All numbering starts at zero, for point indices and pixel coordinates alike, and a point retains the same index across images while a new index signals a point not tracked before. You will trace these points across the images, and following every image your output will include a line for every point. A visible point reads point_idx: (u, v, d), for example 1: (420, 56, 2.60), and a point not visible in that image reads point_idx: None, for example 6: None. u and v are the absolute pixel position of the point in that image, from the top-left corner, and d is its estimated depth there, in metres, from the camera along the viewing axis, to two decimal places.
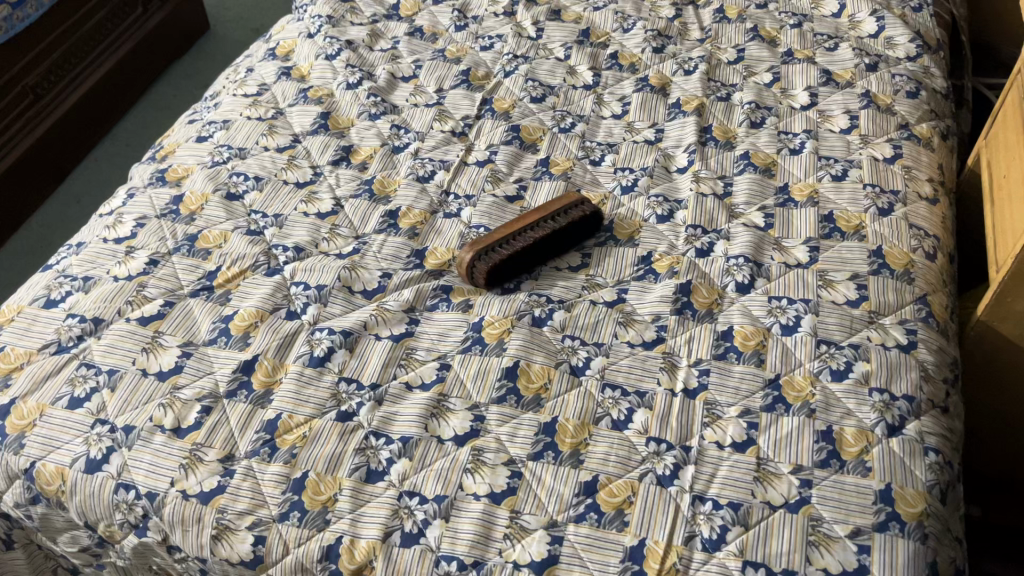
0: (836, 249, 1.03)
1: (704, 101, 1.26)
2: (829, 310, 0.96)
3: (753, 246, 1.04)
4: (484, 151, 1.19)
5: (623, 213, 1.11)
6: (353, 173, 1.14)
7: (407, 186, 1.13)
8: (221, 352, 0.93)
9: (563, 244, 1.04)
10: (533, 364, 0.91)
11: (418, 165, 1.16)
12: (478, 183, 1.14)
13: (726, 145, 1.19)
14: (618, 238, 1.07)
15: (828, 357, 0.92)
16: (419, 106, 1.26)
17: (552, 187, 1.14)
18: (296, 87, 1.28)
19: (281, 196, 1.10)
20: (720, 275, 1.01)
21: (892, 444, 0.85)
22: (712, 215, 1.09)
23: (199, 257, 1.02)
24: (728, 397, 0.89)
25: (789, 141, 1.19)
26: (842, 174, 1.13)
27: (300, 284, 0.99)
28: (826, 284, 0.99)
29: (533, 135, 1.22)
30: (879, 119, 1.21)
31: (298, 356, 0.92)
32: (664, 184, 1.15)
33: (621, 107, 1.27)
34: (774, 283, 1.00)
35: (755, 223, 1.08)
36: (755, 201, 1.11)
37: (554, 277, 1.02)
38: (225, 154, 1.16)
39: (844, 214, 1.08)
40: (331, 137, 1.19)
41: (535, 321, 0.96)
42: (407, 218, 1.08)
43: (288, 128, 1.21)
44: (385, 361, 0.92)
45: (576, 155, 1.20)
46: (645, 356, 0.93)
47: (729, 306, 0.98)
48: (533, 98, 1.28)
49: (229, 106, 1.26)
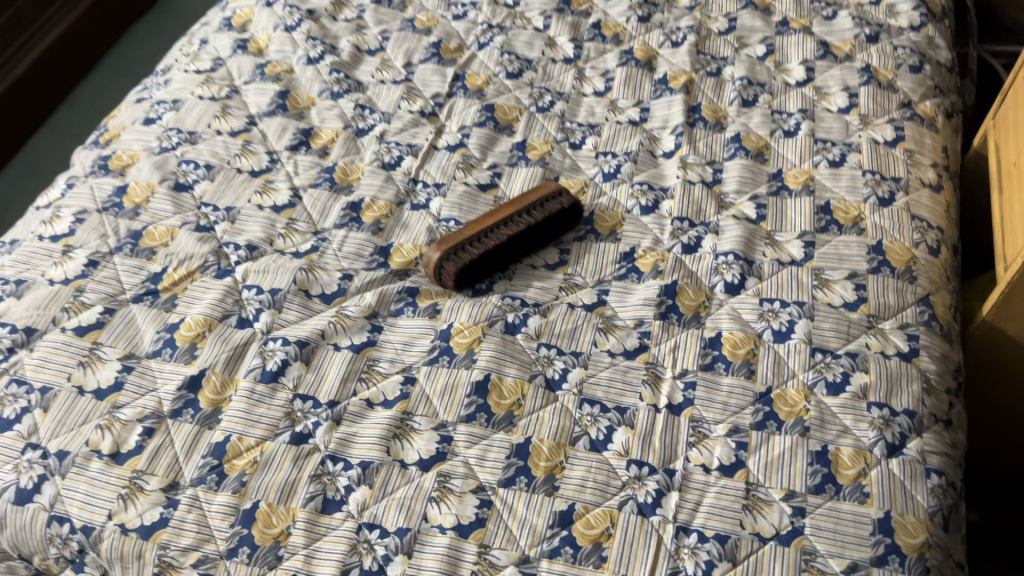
0: (833, 244, 0.96)
1: (693, 77, 1.17)
2: (825, 314, 0.89)
3: (744, 241, 0.96)
4: (456, 134, 1.10)
5: (605, 204, 1.03)
6: (313, 160, 1.06)
7: (371, 173, 1.04)
8: (165, 366, 0.85)
9: (539, 240, 0.97)
10: (505, 377, 0.84)
11: (384, 151, 1.07)
12: (448, 170, 1.05)
13: (716, 126, 1.11)
14: (599, 232, 0.99)
15: (824, 367, 0.85)
16: (385, 82, 1.17)
17: (529, 174, 1.06)
18: (252, 61, 1.18)
19: (234, 186, 1.01)
20: (708, 274, 0.94)
21: (891, 466, 0.79)
22: (700, 206, 1.01)
23: (142, 257, 0.94)
24: (715, 414, 0.82)
25: (782, 122, 1.11)
26: (840, 160, 1.05)
27: (252, 288, 0.91)
28: (821, 284, 0.92)
29: (508, 116, 1.13)
30: (880, 96, 1.12)
31: (249, 370, 0.85)
32: (649, 170, 1.06)
33: (604, 83, 1.18)
34: (766, 283, 0.93)
35: (746, 215, 1.00)
36: (746, 189, 1.03)
37: (530, 276, 0.95)
38: (174, 139, 1.07)
39: (842, 204, 1.00)
40: (290, 118, 1.10)
41: (508, 328, 0.89)
42: (371, 210, 1.00)
43: (243, 109, 1.12)
44: (345, 375, 0.85)
45: (554, 138, 1.11)
46: (626, 367, 0.86)
47: (718, 309, 0.91)
48: (509, 73, 1.18)
49: (179, 83, 1.16)
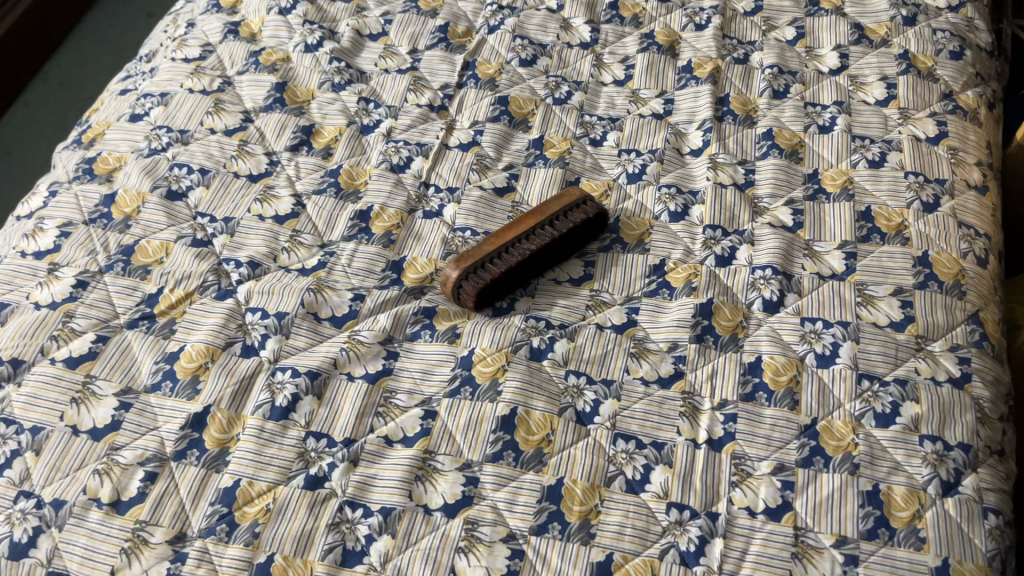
0: (875, 256, 0.90)
1: (719, 64, 1.10)
2: (872, 335, 0.84)
3: (782, 253, 0.90)
4: (468, 130, 1.03)
5: (630, 209, 0.96)
6: (316, 162, 0.98)
7: (379, 177, 0.97)
8: (166, 401, 0.78)
9: (563, 252, 0.90)
10: (533, 411, 0.79)
11: (392, 151, 1.00)
12: (462, 173, 0.98)
13: (746, 121, 1.04)
14: (625, 241, 0.93)
15: (871, 397, 0.80)
16: (389, 71, 1.09)
17: (548, 176, 0.99)
18: (245, 48, 1.10)
19: (231, 194, 0.94)
20: (745, 290, 0.88)
21: (948, 507, 0.74)
22: (733, 212, 0.95)
23: (136, 277, 0.87)
24: (759, 450, 0.77)
25: (816, 116, 1.04)
26: (880, 159, 0.98)
27: (256, 311, 0.84)
28: (866, 301, 0.86)
29: (523, 109, 1.06)
30: (920, 87, 1.06)
31: (257, 406, 0.78)
32: (676, 170, 1.00)
33: (624, 71, 1.10)
34: (806, 300, 0.87)
35: (782, 222, 0.94)
36: (781, 193, 0.96)
37: (554, 293, 0.88)
38: (164, 139, 0.99)
39: (883, 210, 0.94)
40: (289, 114, 1.02)
41: (534, 353, 0.83)
42: (381, 219, 0.93)
43: (237, 103, 1.04)
44: (360, 410, 0.79)
45: (574, 133, 1.04)
46: (662, 398, 0.80)
47: (756, 330, 0.85)
48: (522, 60, 1.10)
49: (166, 73, 1.07)
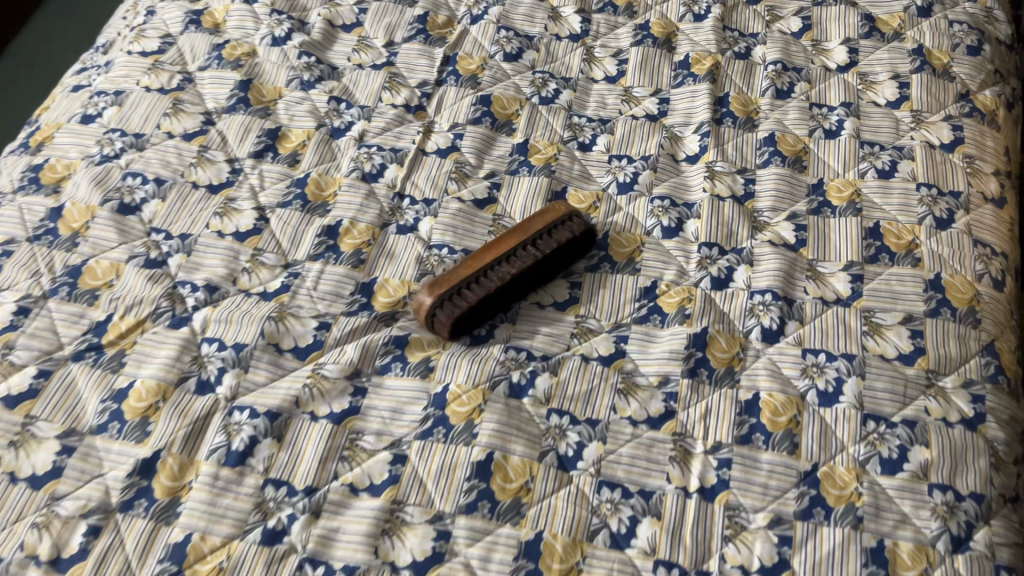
0: (884, 279, 0.83)
1: (719, 60, 1.02)
2: (879, 369, 0.77)
3: (783, 275, 0.83)
4: (447, 133, 0.95)
5: (620, 222, 0.89)
6: (281, 170, 0.91)
7: (350, 187, 0.89)
8: (113, 445, 0.72)
9: (547, 274, 0.83)
10: (510, 456, 0.73)
11: (365, 157, 0.92)
12: (439, 183, 0.91)
13: (747, 124, 0.96)
14: (614, 261, 0.86)
15: (877, 440, 0.74)
16: (363, 66, 1.01)
17: (533, 186, 0.92)
18: (207, 41, 1.02)
19: (189, 207, 0.87)
20: (742, 316, 0.82)
21: (958, 565, 0.68)
22: (731, 227, 0.88)
23: (82, 302, 0.80)
24: (754, 500, 0.71)
25: (822, 118, 0.96)
26: (890, 169, 0.91)
27: (213, 342, 0.78)
28: (873, 331, 0.80)
29: (507, 110, 0.98)
30: (935, 87, 0.98)
31: (211, 450, 0.72)
32: (671, 179, 0.92)
33: (616, 66, 1.02)
34: (809, 329, 0.81)
35: (783, 239, 0.87)
36: (783, 206, 0.89)
37: (537, 319, 0.82)
38: (117, 144, 0.92)
39: (893, 226, 0.87)
40: (253, 116, 0.95)
41: (513, 390, 0.76)
42: (351, 236, 0.86)
43: (197, 103, 0.96)
44: (324, 454, 0.73)
45: (561, 137, 0.96)
46: (651, 440, 0.74)
47: (754, 363, 0.79)
48: (506, 55, 1.03)
49: (121, 69, 0.99)
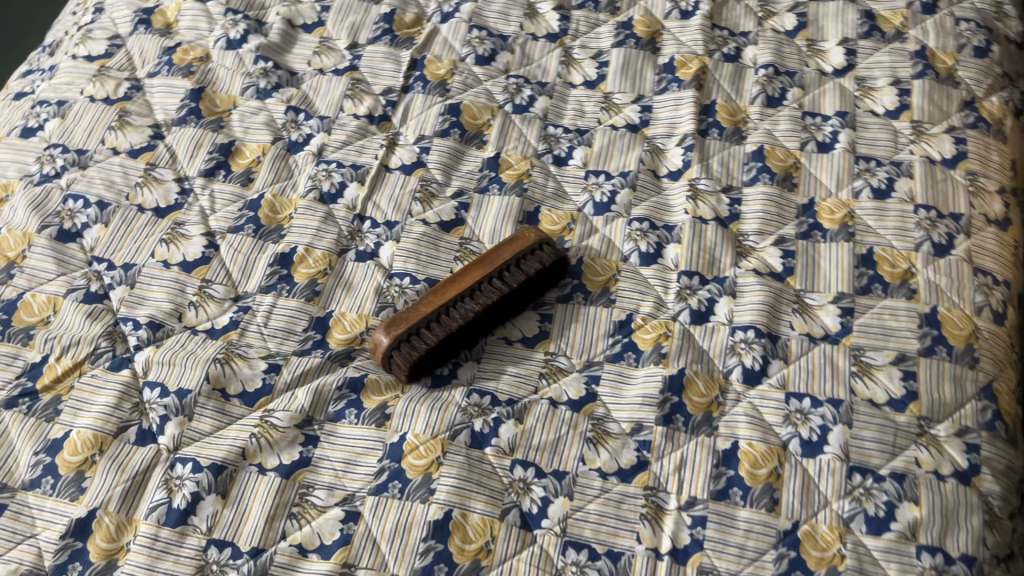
0: (876, 313, 0.78)
1: (706, 63, 0.95)
2: (867, 417, 0.72)
3: (766, 309, 0.78)
4: (413, 147, 0.89)
5: (596, 246, 0.83)
6: (234, 190, 0.85)
7: (306, 210, 0.84)
8: (46, 502, 0.68)
9: (515, 306, 0.78)
10: (470, 514, 0.68)
11: (323, 176, 0.86)
12: (403, 203, 0.85)
13: (734, 135, 0.90)
14: (588, 290, 0.80)
15: (863, 495, 0.69)
16: (325, 71, 0.94)
17: (504, 206, 0.85)
18: (158, 44, 0.95)
19: (133, 233, 0.81)
20: (722, 355, 0.76)
21: None
22: (714, 254, 0.82)
23: (17, 343, 0.75)
24: (729, 563, 0.66)
25: (815, 129, 0.90)
26: (887, 187, 0.85)
27: (155, 387, 0.73)
28: (862, 372, 0.75)
29: (478, 120, 0.91)
30: (937, 94, 0.91)
31: (150, 508, 0.68)
32: (651, 198, 0.86)
33: (596, 70, 0.96)
34: (793, 369, 0.75)
35: (769, 267, 0.81)
36: (770, 229, 0.83)
37: (503, 357, 0.77)
38: (58, 162, 0.86)
39: (887, 253, 0.81)
40: (205, 130, 0.89)
41: (475, 439, 0.71)
42: (306, 265, 0.80)
43: (145, 114, 0.90)
44: (271, 511, 0.68)
45: (535, 149, 0.90)
46: (621, 496, 0.69)
47: (733, 407, 0.74)
48: (478, 57, 0.96)
49: (66, 74, 0.93)
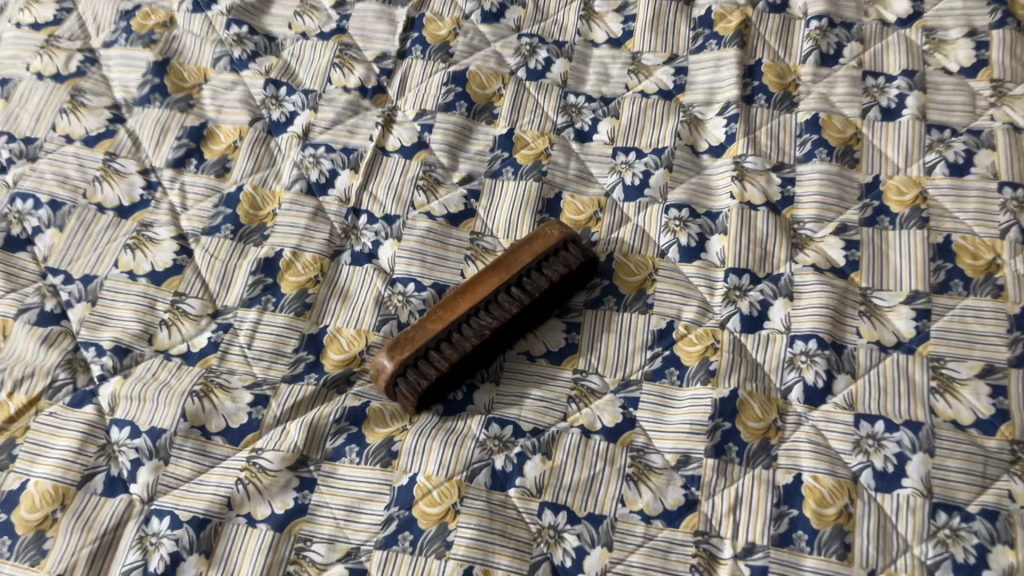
0: (957, 315, 0.67)
1: (749, 15, 0.82)
2: (951, 443, 0.62)
3: (830, 314, 0.67)
4: (413, 124, 0.77)
5: (628, 239, 0.72)
6: (208, 183, 0.73)
7: (292, 205, 0.72)
8: (2, 568, 0.58)
9: (537, 316, 0.67)
10: (493, 571, 0.58)
11: (311, 162, 0.75)
12: (403, 193, 0.74)
13: (784, 102, 0.78)
14: (621, 293, 0.70)
15: (950, 538, 0.59)
16: (308, 36, 0.82)
17: (520, 193, 0.74)
18: (114, 7, 0.83)
19: (93, 238, 0.70)
20: (780, 369, 0.66)
21: None
22: (766, 247, 0.70)
23: None
24: None
25: (878, 92, 0.77)
26: (964, 162, 0.73)
27: (124, 426, 0.63)
28: (943, 388, 0.64)
29: (487, 89, 0.79)
30: (1021, 46, 0.78)
31: (124, 573, 0.58)
32: (690, 179, 0.74)
33: (621, 25, 0.83)
34: (862, 385, 0.65)
35: (830, 262, 0.70)
36: (829, 215, 0.72)
37: (525, 378, 0.66)
38: (3, 154, 0.74)
39: (968, 241, 0.70)
40: (172, 110, 0.77)
41: (496, 479, 0.62)
42: (294, 271, 0.69)
43: (103, 93, 0.78)
44: (264, 573, 0.58)
45: (554, 123, 0.78)
46: (668, 544, 0.60)
47: (794, 433, 0.64)
48: (485, 14, 0.83)
49: (7, 44, 0.80)
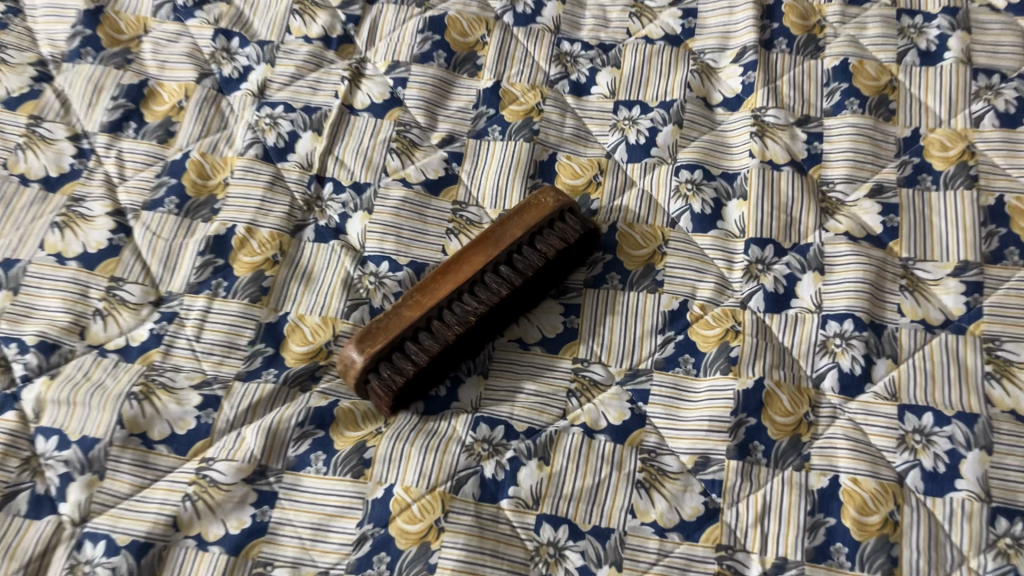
0: (1013, 288, 0.58)
1: None
2: (1010, 437, 0.54)
3: (867, 289, 0.58)
4: (385, 78, 0.68)
5: (633, 206, 0.63)
6: (149, 150, 0.64)
7: (246, 173, 0.63)
8: None
9: (530, 298, 0.58)
10: None
11: (268, 124, 0.65)
12: (374, 158, 0.64)
13: (808, 47, 0.68)
14: (626, 269, 0.61)
15: (1012, 548, 0.51)
16: None
17: (508, 154, 0.64)
18: None
19: (14, 215, 0.60)
20: (810, 354, 0.57)
21: None
22: (791, 213, 0.61)
23: None
24: None
25: (916, 33, 0.68)
26: (1016, 111, 0.64)
27: (51, 436, 0.54)
28: (1000, 373, 0.56)
29: (468, 37, 0.69)
30: None
31: None
32: (702, 136, 0.65)
33: None
34: (907, 371, 0.56)
35: (866, 228, 0.61)
36: (863, 174, 0.63)
37: (518, 369, 0.57)
38: None
39: (1023, 203, 0.61)
40: (106, 66, 0.67)
41: (485, 490, 0.53)
42: (249, 250, 0.60)
43: (27, 48, 0.67)
44: None
45: (546, 74, 0.68)
46: (686, 561, 0.51)
47: (829, 428, 0.55)
48: None
49: None
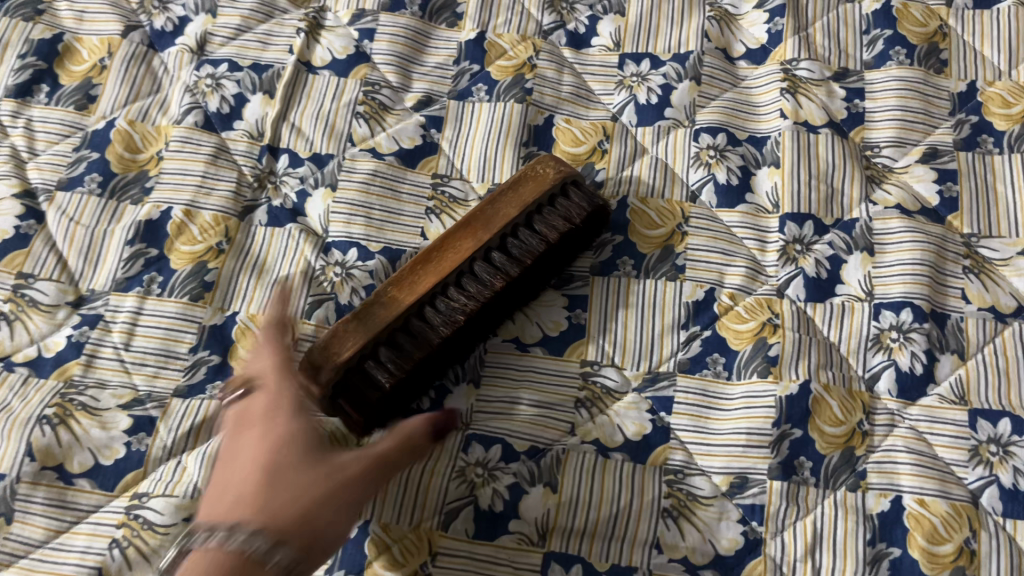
0: None
1: None
2: None
3: (925, 272, 0.49)
4: (348, 30, 0.57)
5: (646, 177, 0.53)
6: (64, 118, 0.53)
7: (182, 144, 0.53)
8: None
9: (527, 291, 0.49)
10: None
11: (209, 85, 0.55)
12: (338, 124, 0.54)
13: None
14: (639, 253, 0.51)
15: None
16: None
17: (497, 118, 0.54)
18: None
19: None
20: (862, 351, 0.48)
21: None
22: (832, 182, 0.52)
23: None
24: None
25: None
26: None
27: None
28: None
29: None
30: None
31: None
32: (724, 94, 0.56)
33: None
34: (976, 368, 0.47)
35: (920, 200, 0.52)
36: (914, 136, 0.54)
37: (515, 377, 0.48)
38: None
39: None
40: (14, 19, 0.56)
41: (480, 526, 0.44)
42: (188, 237, 0.50)
43: None
44: None
45: (538, 23, 0.58)
46: None
47: (888, 439, 0.46)
48: None
49: None
